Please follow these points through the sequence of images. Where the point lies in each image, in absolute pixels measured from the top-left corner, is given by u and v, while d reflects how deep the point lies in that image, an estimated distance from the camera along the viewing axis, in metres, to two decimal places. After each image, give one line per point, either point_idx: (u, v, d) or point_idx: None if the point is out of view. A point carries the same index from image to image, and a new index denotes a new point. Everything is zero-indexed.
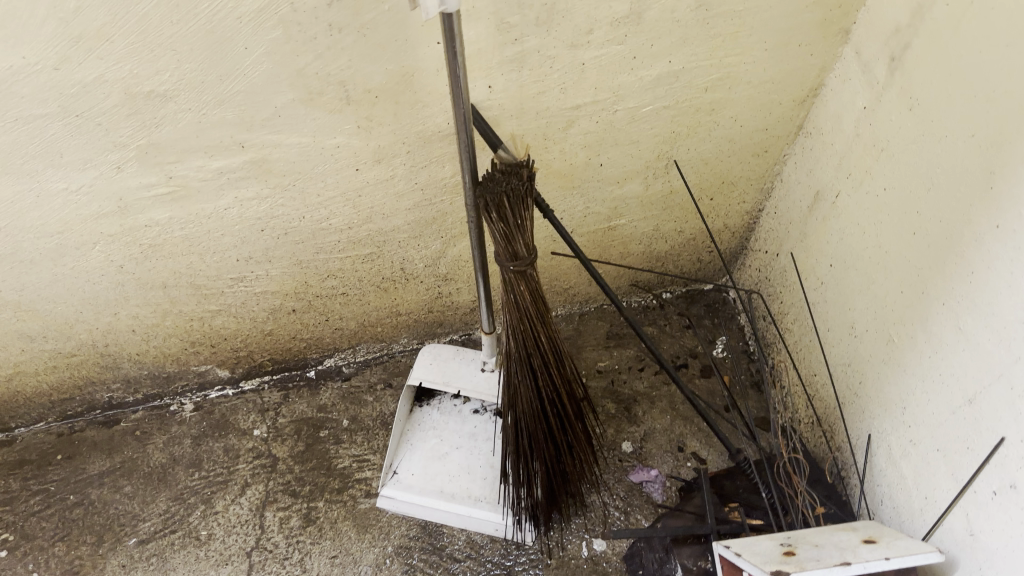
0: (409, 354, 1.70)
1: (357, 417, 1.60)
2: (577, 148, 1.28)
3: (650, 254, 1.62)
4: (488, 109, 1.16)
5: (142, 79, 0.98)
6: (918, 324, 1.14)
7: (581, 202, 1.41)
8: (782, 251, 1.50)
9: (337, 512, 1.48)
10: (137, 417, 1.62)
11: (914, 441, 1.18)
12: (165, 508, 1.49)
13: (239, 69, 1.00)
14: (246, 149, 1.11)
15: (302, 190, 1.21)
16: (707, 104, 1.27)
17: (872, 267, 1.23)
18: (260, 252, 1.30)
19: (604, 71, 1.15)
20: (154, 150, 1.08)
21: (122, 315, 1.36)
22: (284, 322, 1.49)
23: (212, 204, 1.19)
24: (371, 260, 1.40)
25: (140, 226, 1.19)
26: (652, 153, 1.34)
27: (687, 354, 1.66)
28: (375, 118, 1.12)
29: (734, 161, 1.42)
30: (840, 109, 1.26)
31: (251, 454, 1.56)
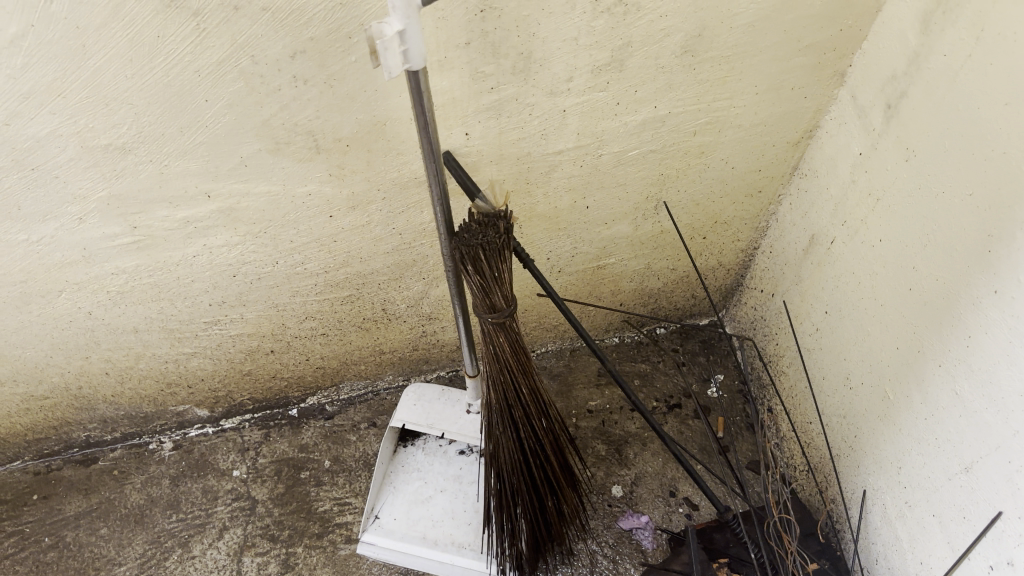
0: (394, 392, 1.66)
1: (339, 457, 1.57)
2: (561, 192, 1.23)
3: (642, 292, 1.56)
4: (466, 155, 1.11)
5: (99, 132, 0.94)
6: (914, 384, 1.09)
7: (568, 244, 1.36)
8: (778, 293, 1.45)
9: (316, 558, 1.44)
10: (115, 455, 1.59)
11: (910, 503, 1.13)
12: (142, 552, 1.46)
13: (201, 120, 0.96)
14: (212, 199, 1.07)
15: (274, 236, 1.16)
16: (696, 147, 1.21)
17: (867, 319, 1.18)
18: (234, 297, 1.26)
19: (587, 117, 1.10)
20: (116, 201, 1.04)
21: (94, 359, 1.32)
22: (263, 363, 1.45)
23: (180, 252, 1.14)
24: (351, 303, 1.36)
25: (106, 274, 1.15)
26: (640, 195, 1.29)
27: (680, 394, 1.61)
28: (348, 167, 1.08)
29: (727, 202, 1.37)
30: (836, 153, 1.20)
31: (230, 496, 1.52)
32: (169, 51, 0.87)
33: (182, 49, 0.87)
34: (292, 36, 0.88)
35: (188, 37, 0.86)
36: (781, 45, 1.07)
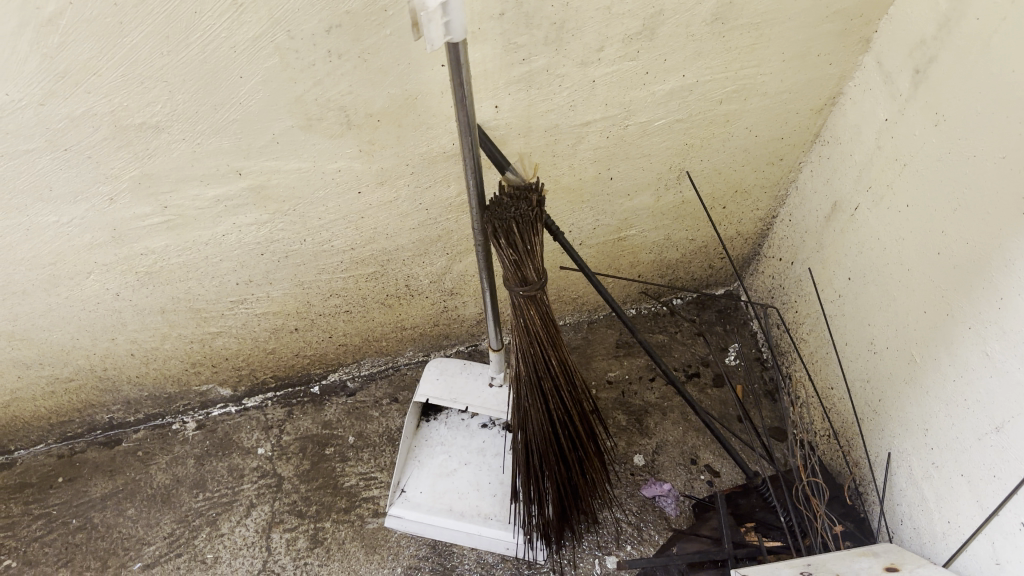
0: (414, 367, 1.67)
1: (363, 433, 1.58)
2: (587, 163, 1.23)
3: (661, 262, 1.57)
4: (494, 129, 1.11)
5: (133, 111, 0.93)
6: (942, 346, 1.10)
7: (590, 216, 1.36)
8: (798, 260, 1.46)
9: (345, 532, 1.45)
10: (139, 436, 1.59)
11: (938, 464, 1.15)
12: (169, 531, 1.47)
13: (235, 97, 0.95)
14: (243, 177, 1.07)
15: (302, 213, 1.16)
16: (721, 116, 1.22)
17: (893, 284, 1.19)
18: (260, 275, 1.26)
19: (615, 87, 1.10)
20: (147, 180, 1.03)
21: (120, 341, 1.32)
22: (287, 341, 1.45)
23: (210, 231, 1.14)
24: (375, 280, 1.35)
25: (135, 254, 1.15)
26: (664, 165, 1.29)
27: (699, 363, 1.62)
28: (377, 142, 1.07)
29: (749, 170, 1.37)
30: (860, 120, 1.21)
31: (256, 474, 1.53)
32: (205, 26, 0.87)
33: (219, 25, 0.87)
34: (328, 10, 0.87)
35: (225, 13, 0.86)
36: (810, 11, 1.07)
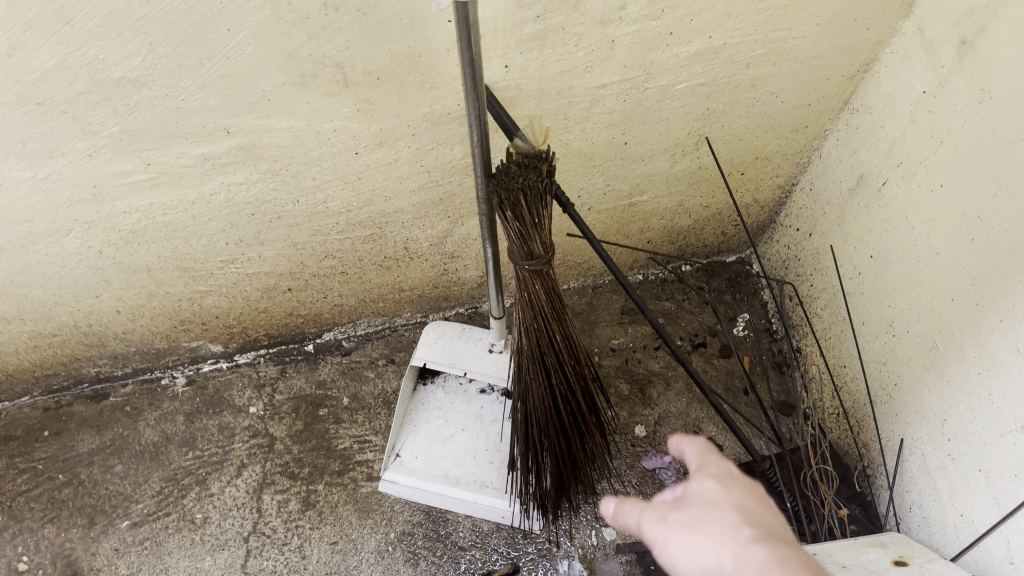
0: (412, 328, 1.61)
1: (358, 395, 1.53)
2: (600, 127, 1.15)
3: (672, 228, 1.50)
4: (504, 90, 1.03)
5: (110, 64, 0.86)
6: (969, 337, 1.04)
7: (601, 180, 1.29)
8: (816, 232, 1.39)
9: (337, 496, 1.44)
10: (127, 391, 1.54)
11: (954, 455, 1.10)
12: (158, 489, 1.45)
13: (222, 51, 0.87)
14: (231, 135, 0.99)
15: (295, 173, 1.09)
16: (747, 80, 1.14)
17: (918, 266, 1.13)
18: (251, 236, 1.19)
19: (637, 47, 1.02)
20: (128, 136, 0.96)
21: (104, 297, 1.27)
22: (279, 300, 1.39)
23: (196, 190, 1.07)
24: (372, 241, 1.29)
25: (117, 212, 1.08)
26: (682, 130, 1.22)
27: (706, 333, 1.57)
28: (377, 101, 1.00)
29: (771, 137, 1.29)
30: (895, 90, 1.13)
31: (247, 433, 1.49)
32: None
33: None
34: None
35: None
36: None
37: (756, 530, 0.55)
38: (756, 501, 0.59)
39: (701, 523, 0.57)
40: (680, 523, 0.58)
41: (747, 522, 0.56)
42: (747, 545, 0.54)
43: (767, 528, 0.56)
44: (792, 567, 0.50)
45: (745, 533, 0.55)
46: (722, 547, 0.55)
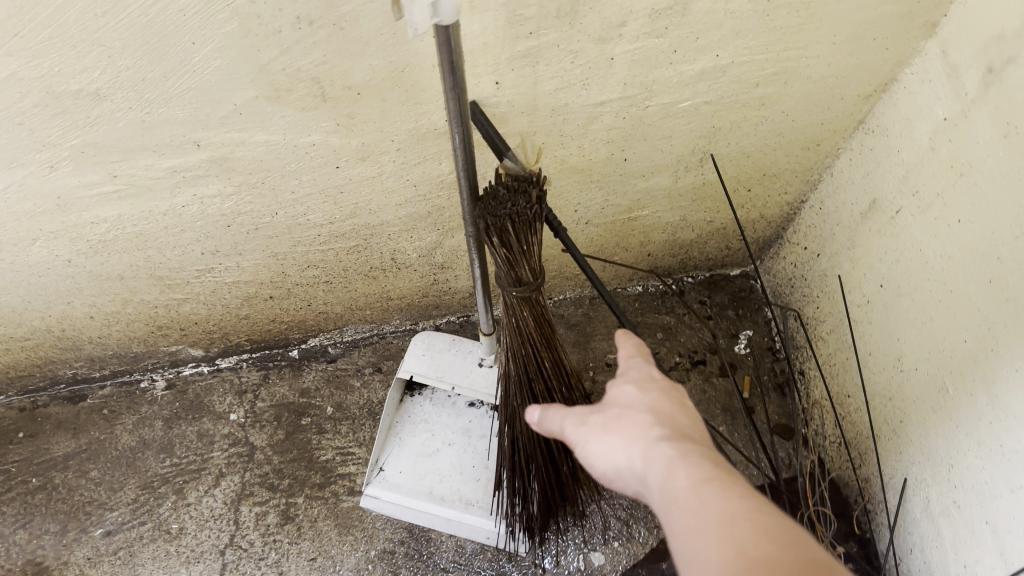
0: (401, 336, 1.55)
1: (342, 404, 1.48)
2: (598, 144, 1.09)
3: (673, 242, 1.44)
4: (495, 106, 0.97)
5: (67, 77, 0.80)
6: (981, 382, 0.98)
7: (599, 195, 1.22)
8: (825, 253, 1.32)
9: (318, 510, 1.39)
10: (105, 393, 1.50)
11: (960, 503, 1.04)
12: (133, 497, 1.40)
13: (188, 64, 0.81)
14: (202, 148, 0.94)
15: (273, 186, 1.03)
16: (756, 99, 1.07)
17: (931, 302, 1.07)
18: (228, 247, 1.14)
19: (638, 65, 0.95)
20: (91, 148, 0.90)
21: (76, 304, 1.21)
22: (261, 307, 1.34)
23: (168, 202, 1.02)
24: (357, 252, 1.23)
25: (84, 223, 1.03)
26: (686, 147, 1.15)
27: (706, 350, 1.51)
28: (358, 116, 0.93)
29: (781, 154, 1.22)
30: (913, 114, 1.06)
31: (226, 442, 1.45)
32: None
33: None
34: None
35: None
36: None
37: (662, 426, 0.62)
38: (667, 401, 0.66)
39: (617, 424, 0.64)
40: (598, 425, 0.65)
41: (656, 421, 0.62)
42: (651, 438, 0.60)
43: (673, 425, 0.62)
44: (688, 456, 0.56)
45: (651, 428, 0.61)
46: (631, 441, 0.61)
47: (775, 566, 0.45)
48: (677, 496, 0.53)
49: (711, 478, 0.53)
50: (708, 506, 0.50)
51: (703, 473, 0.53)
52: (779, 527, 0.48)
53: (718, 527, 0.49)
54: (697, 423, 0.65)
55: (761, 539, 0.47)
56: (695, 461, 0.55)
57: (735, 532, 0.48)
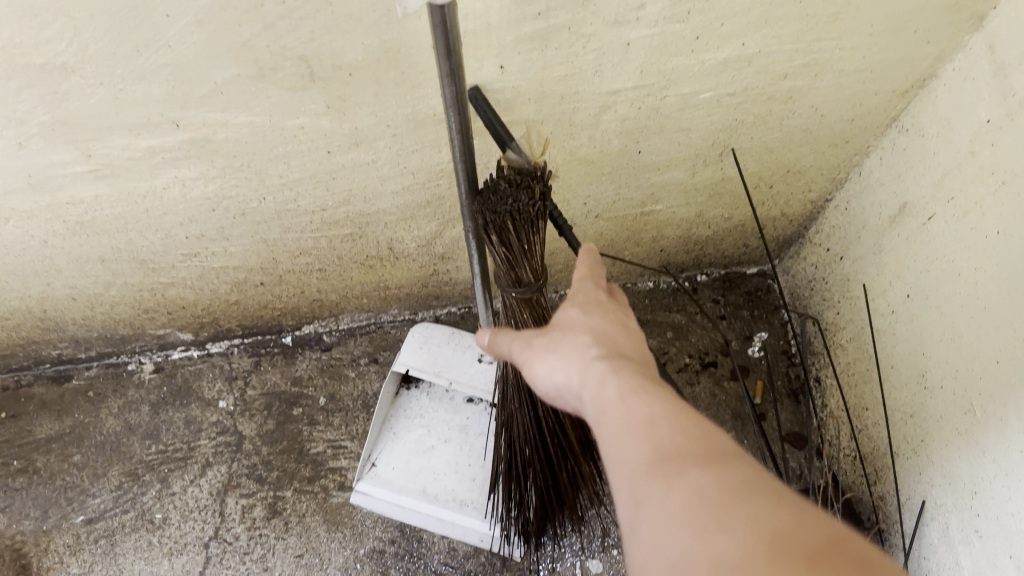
0: (399, 325, 1.49)
1: (335, 395, 1.42)
2: (611, 135, 1.02)
3: (688, 238, 1.36)
4: (499, 91, 0.89)
5: (30, 49, 0.73)
6: (1012, 407, 0.91)
7: (610, 188, 1.15)
8: (848, 256, 1.25)
9: (306, 505, 1.33)
10: (90, 375, 1.45)
11: (982, 533, 0.97)
12: (116, 484, 1.35)
13: (162, 38, 0.74)
14: (182, 129, 0.87)
15: (259, 170, 0.96)
16: (782, 92, 0.99)
17: (962, 317, 0.99)
18: (214, 231, 1.07)
19: (654, 53, 0.87)
20: (61, 125, 0.84)
21: (56, 285, 1.16)
22: (251, 293, 1.28)
23: (148, 183, 0.95)
24: (351, 240, 1.16)
25: (60, 203, 0.97)
26: (705, 141, 1.07)
27: (718, 351, 1.43)
28: (350, 99, 0.86)
29: (807, 151, 1.14)
30: (953, 113, 0.98)
31: (214, 430, 1.40)
32: None
33: None
34: None
35: None
36: None
37: (599, 345, 0.70)
38: (607, 323, 0.74)
39: (561, 347, 0.72)
40: (546, 348, 0.73)
41: (593, 340, 0.71)
42: (588, 358, 0.68)
43: (609, 342, 0.71)
44: (618, 371, 0.63)
45: (591, 350, 0.69)
46: (572, 361, 0.70)
47: (684, 459, 0.51)
48: (608, 404, 0.60)
49: (636, 387, 0.60)
50: (633, 411, 0.57)
51: (632, 388, 0.60)
52: (692, 427, 0.54)
53: (640, 427, 0.55)
54: (632, 339, 0.73)
55: (676, 438, 0.53)
56: (622, 374, 0.63)
57: (652, 431, 0.54)
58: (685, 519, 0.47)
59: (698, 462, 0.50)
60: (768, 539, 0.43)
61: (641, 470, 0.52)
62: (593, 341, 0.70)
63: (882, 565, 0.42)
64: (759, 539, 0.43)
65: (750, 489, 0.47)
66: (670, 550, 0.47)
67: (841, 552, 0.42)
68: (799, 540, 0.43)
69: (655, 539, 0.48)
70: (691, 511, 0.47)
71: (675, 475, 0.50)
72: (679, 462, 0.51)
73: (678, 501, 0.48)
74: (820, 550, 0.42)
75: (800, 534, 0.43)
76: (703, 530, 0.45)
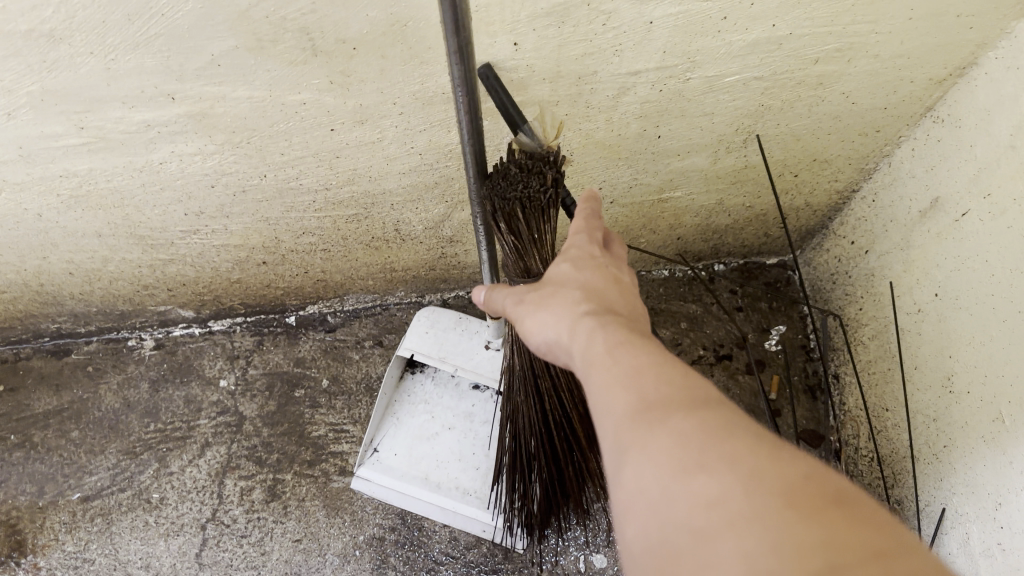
0: (406, 307, 1.45)
1: (339, 377, 1.39)
2: (629, 118, 0.96)
3: (706, 226, 1.31)
4: (513, 70, 0.84)
5: (14, 16, 0.69)
6: None
7: (627, 173, 1.10)
8: (874, 250, 1.19)
9: (306, 489, 1.30)
10: (90, 349, 1.43)
11: (1004, 546, 0.93)
12: (114, 462, 1.33)
13: (154, 6, 0.70)
14: (178, 102, 0.83)
15: (260, 147, 0.92)
16: (813, 77, 0.93)
17: (993, 320, 0.94)
18: (214, 208, 1.04)
19: (679, 33, 0.82)
20: (52, 96, 0.80)
21: (53, 260, 1.12)
22: (253, 272, 1.24)
23: (144, 157, 0.92)
24: (356, 221, 1.12)
25: (53, 176, 0.93)
26: (729, 126, 1.02)
27: (733, 344, 1.39)
28: (354, 75, 0.81)
29: (835, 139, 1.09)
30: (994, 104, 0.92)
31: (214, 409, 1.37)
32: None
33: None
34: None
35: None
36: None
37: (589, 302, 0.68)
38: (599, 277, 0.72)
39: (550, 303, 0.71)
40: (535, 303, 0.72)
41: (582, 295, 0.69)
42: (578, 315, 0.66)
43: (599, 296, 0.69)
44: (606, 327, 0.63)
45: (580, 304, 0.68)
46: (560, 317, 0.68)
47: (668, 407, 0.51)
48: (595, 359, 0.60)
49: (623, 341, 0.60)
50: (616, 362, 0.57)
51: (617, 339, 0.60)
52: (676, 377, 0.54)
53: (623, 376, 0.55)
54: (622, 294, 0.71)
55: (659, 386, 0.53)
56: (610, 329, 0.62)
57: (638, 384, 0.54)
58: (666, 461, 0.48)
59: (680, 409, 0.51)
60: (749, 480, 0.44)
61: (623, 417, 0.52)
62: (584, 297, 0.69)
63: (854, 500, 0.44)
64: (740, 478, 0.44)
65: (729, 432, 0.48)
66: (652, 493, 0.48)
67: (817, 488, 0.44)
68: (777, 480, 0.44)
69: (637, 483, 0.49)
70: (673, 454, 0.48)
71: (657, 421, 0.50)
72: (660, 409, 0.51)
73: (660, 445, 0.49)
74: (796, 486, 0.44)
75: (777, 473, 0.45)
76: (684, 472, 0.47)
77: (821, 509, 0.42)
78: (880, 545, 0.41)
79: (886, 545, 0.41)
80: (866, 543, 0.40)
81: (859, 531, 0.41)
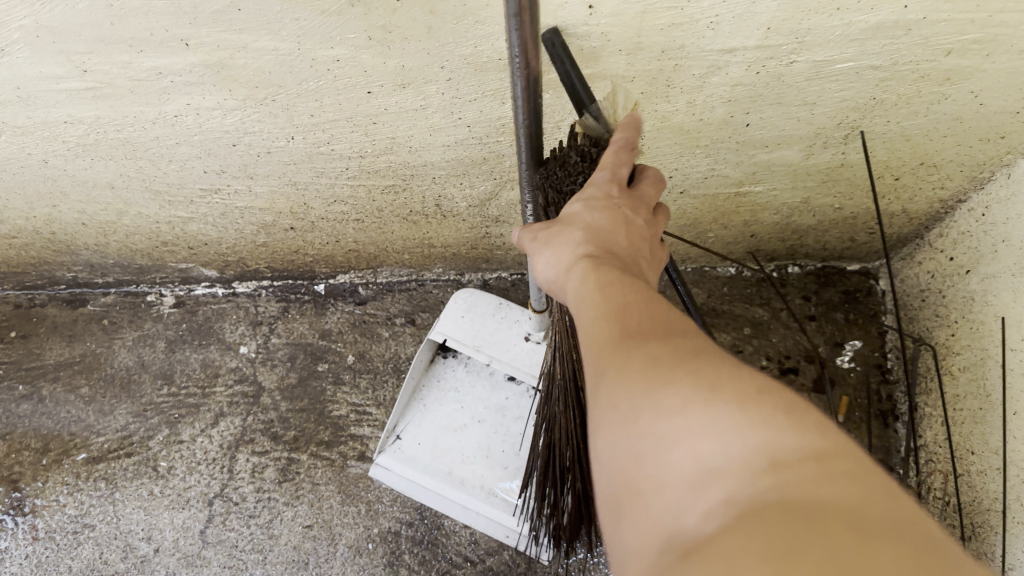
0: (443, 285, 1.34)
1: (365, 354, 1.29)
2: (716, 102, 0.83)
3: (785, 225, 1.17)
4: (585, 38, 0.71)
5: None
6: None
7: (705, 163, 0.97)
8: (980, 271, 1.04)
9: (322, 473, 1.20)
10: (107, 302, 1.35)
11: None
12: (124, 424, 1.26)
13: None
14: (192, 49, 0.71)
15: (287, 106, 0.81)
16: (940, 71, 0.78)
17: None
18: (236, 167, 0.93)
19: (789, 7, 0.68)
20: (47, 32, 0.69)
21: (64, 210, 1.03)
22: (280, 237, 1.14)
23: (156, 108, 0.81)
24: (393, 193, 1.00)
25: (56, 121, 0.83)
26: (829, 119, 0.87)
27: (801, 357, 1.25)
28: (396, 31, 0.69)
29: (950, 143, 0.94)
30: None
31: (231, 377, 1.29)
32: None
33: None
34: None
35: None
36: None
37: (590, 235, 0.58)
38: (613, 218, 0.58)
39: (554, 237, 0.60)
40: (537, 237, 0.62)
41: (585, 228, 0.58)
42: (572, 246, 0.58)
43: (607, 232, 0.58)
44: (598, 259, 0.55)
45: (579, 236, 0.58)
46: (558, 254, 0.59)
47: (639, 331, 0.47)
48: (577, 284, 0.54)
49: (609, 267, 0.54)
50: (596, 283, 0.52)
51: (601, 263, 0.54)
52: (652, 302, 0.49)
53: (600, 296, 0.50)
54: (637, 232, 0.59)
55: (634, 308, 0.49)
56: (603, 259, 0.55)
57: (613, 307, 0.49)
58: (631, 377, 0.44)
59: (652, 332, 0.47)
60: (710, 394, 0.41)
61: (594, 338, 0.48)
62: (586, 239, 0.57)
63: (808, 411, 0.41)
64: (706, 396, 0.41)
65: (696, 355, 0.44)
66: (618, 413, 0.44)
67: (776, 401, 0.41)
68: (739, 396, 0.41)
69: (603, 407, 0.45)
70: (643, 373, 0.44)
71: (628, 343, 0.46)
72: (635, 333, 0.47)
73: (631, 367, 0.45)
74: (758, 402, 0.41)
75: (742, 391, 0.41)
76: (651, 390, 0.43)
77: (781, 423, 0.40)
78: (826, 452, 0.38)
79: (832, 452, 0.39)
80: (814, 451, 0.38)
81: (804, 438, 0.39)
